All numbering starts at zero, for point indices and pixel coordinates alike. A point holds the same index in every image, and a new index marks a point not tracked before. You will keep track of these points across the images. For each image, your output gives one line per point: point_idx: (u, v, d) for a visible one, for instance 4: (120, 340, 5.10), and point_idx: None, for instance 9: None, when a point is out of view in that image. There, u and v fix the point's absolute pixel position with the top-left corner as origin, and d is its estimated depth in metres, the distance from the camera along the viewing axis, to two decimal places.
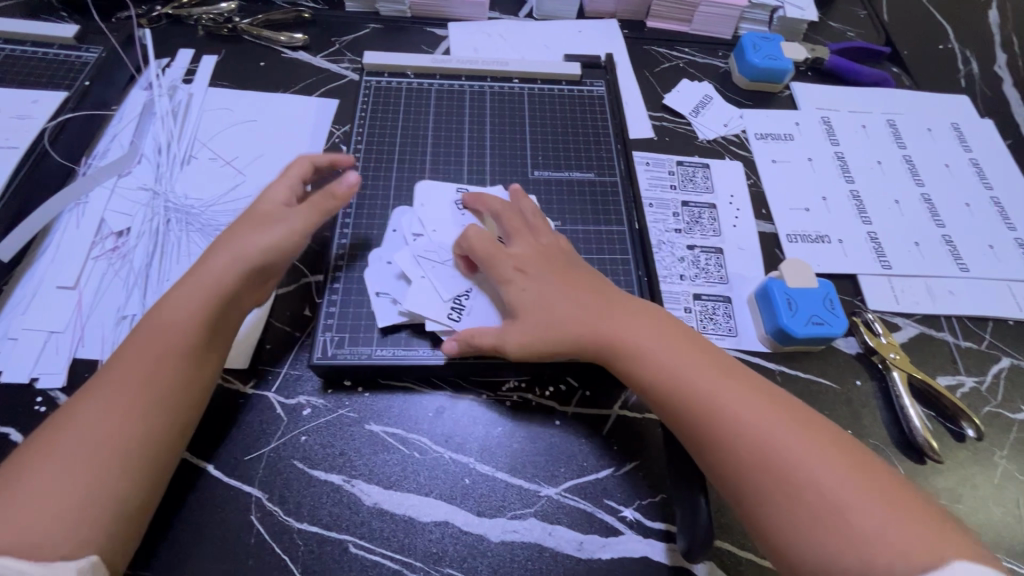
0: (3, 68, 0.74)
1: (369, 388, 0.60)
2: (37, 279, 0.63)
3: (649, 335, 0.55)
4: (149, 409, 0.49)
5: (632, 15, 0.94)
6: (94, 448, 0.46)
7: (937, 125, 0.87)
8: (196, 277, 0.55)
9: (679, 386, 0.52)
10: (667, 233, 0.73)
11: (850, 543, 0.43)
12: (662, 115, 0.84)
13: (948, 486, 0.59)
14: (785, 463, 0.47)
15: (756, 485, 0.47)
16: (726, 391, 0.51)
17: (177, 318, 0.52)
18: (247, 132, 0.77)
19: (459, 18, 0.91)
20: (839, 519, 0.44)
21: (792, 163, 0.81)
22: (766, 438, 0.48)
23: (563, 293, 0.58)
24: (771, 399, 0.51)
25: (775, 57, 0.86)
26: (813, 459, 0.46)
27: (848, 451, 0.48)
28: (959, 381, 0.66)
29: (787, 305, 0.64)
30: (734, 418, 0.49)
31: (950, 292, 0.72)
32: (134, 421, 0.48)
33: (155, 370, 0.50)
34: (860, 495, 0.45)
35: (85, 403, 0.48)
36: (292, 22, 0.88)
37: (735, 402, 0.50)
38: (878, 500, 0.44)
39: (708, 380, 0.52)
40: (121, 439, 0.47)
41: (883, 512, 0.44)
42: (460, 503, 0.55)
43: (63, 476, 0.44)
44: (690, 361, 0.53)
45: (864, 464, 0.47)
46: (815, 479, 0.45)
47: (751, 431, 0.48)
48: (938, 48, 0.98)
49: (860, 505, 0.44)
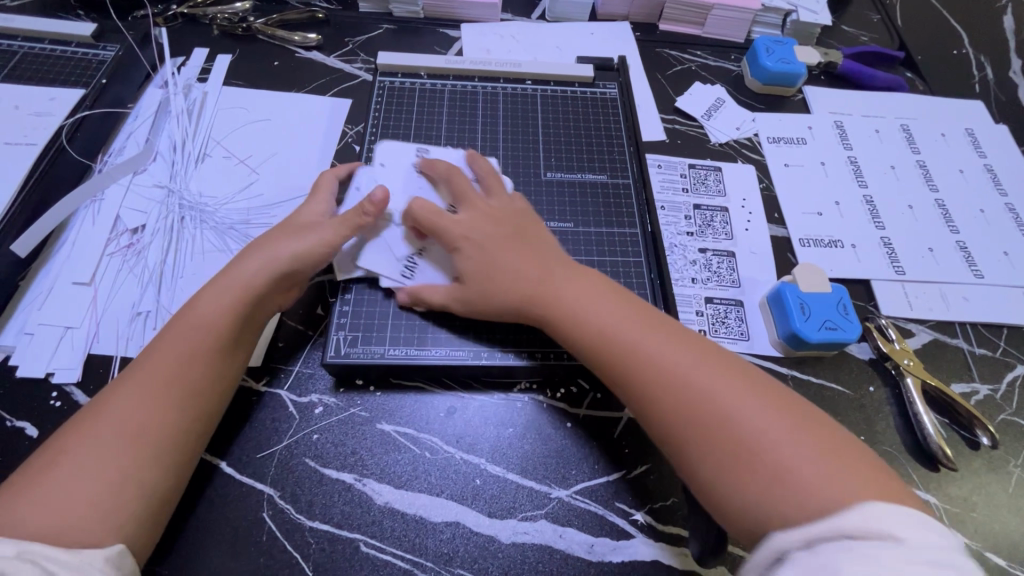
0: (20, 66, 0.75)
1: (381, 388, 0.60)
2: (53, 275, 0.64)
3: (592, 295, 0.55)
4: (175, 405, 0.49)
5: (644, 18, 0.94)
6: (120, 441, 0.46)
7: (951, 131, 0.86)
8: (226, 279, 0.55)
9: (620, 344, 0.52)
10: (679, 236, 0.73)
11: (787, 490, 0.42)
12: (674, 118, 0.84)
13: (962, 495, 0.59)
14: (715, 415, 0.46)
15: (696, 438, 0.46)
16: (666, 347, 0.51)
17: (206, 317, 0.53)
18: (261, 131, 0.77)
19: (471, 19, 0.92)
20: (777, 468, 0.43)
21: (805, 167, 0.81)
22: (705, 391, 0.48)
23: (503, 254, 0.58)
24: (713, 356, 0.51)
25: (788, 60, 0.86)
26: (752, 410, 0.46)
27: (790, 404, 0.47)
28: (973, 388, 0.66)
29: (800, 309, 0.63)
30: (674, 373, 0.49)
31: (964, 298, 0.71)
32: (161, 415, 0.48)
33: (184, 366, 0.50)
34: (799, 445, 0.44)
35: (115, 396, 0.48)
36: (306, 22, 0.88)
37: (674, 357, 0.50)
38: (816, 449, 0.44)
39: (648, 338, 0.52)
40: (148, 432, 0.47)
41: (823, 461, 0.43)
42: (471, 504, 0.55)
43: (89, 466, 0.44)
44: (619, 317, 0.54)
45: (806, 416, 0.47)
46: (755, 429, 0.45)
47: (690, 386, 0.48)
48: (952, 53, 0.97)
49: (798, 454, 0.43)
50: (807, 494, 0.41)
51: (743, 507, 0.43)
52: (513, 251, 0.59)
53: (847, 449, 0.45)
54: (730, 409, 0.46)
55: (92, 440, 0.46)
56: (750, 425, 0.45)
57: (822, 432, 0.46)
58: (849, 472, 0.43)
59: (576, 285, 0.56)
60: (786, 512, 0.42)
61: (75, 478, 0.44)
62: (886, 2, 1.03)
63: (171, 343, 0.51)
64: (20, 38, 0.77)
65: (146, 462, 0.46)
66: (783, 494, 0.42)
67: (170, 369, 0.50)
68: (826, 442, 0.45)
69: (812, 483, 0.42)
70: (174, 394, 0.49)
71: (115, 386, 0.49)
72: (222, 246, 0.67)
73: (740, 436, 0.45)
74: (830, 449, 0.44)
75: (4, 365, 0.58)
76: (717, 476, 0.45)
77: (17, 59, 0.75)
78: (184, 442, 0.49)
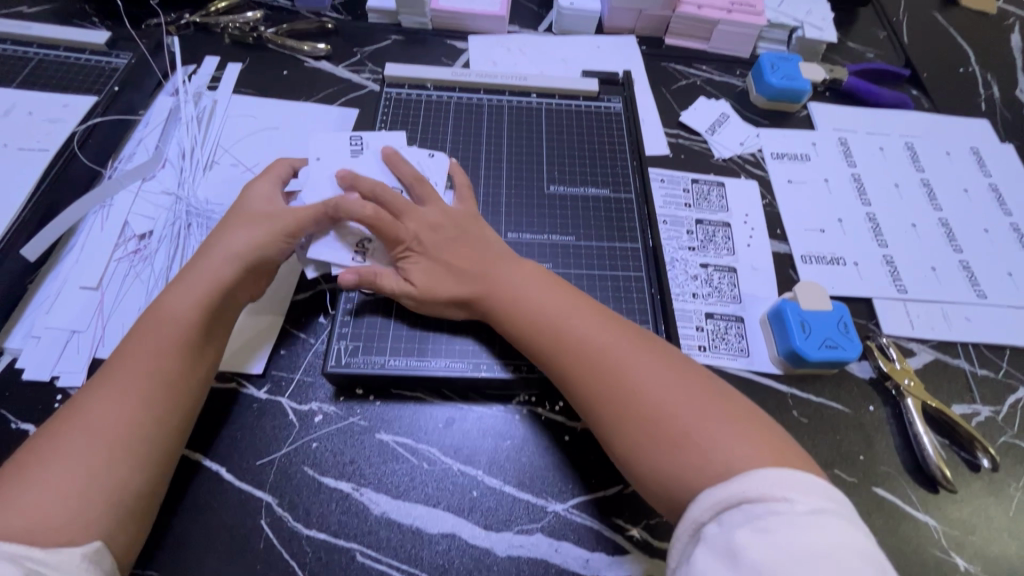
0: (35, 72, 0.76)
1: (381, 398, 0.60)
2: (61, 279, 0.65)
3: (526, 281, 0.58)
4: (149, 395, 0.50)
5: (650, 32, 0.95)
6: (99, 434, 0.47)
7: (956, 149, 0.86)
8: (195, 270, 0.56)
9: (547, 328, 0.56)
10: (680, 251, 0.73)
11: (685, 457, 0.46)
12: (678, 132, 0.85)
13: (962, 517, 0.59)
14: (639, 396, 0.50)
15: (610, 414, 0.51)
16: (589, 331, 0.54)
17: (178, 306, 0.54)
18: (269, 139, 0.78)
19: (478, 31, 0.92)
20: (679, 440, 0.47)
21: (808, 183, 0.81)
22: (625, 374, 0.51)
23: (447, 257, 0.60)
24: (634, 340, 0.54)
25: (793, 77, 0.86)
26: (662, 387, 0.49)
27: (700, 382, 0.51)
28: (975, 410, 0.65)
29: (800, 327, 0.63)
30: (592, 355, 0.53)
31: (966, 318, 0.71)
32: (135, 406, 0.49)
33: (158, 356, 0.51)
34: (703, 418, 0.47)
35: (91, 391, 0.49)
36: (316, 31, 0.89)
37: (595, 341, 0.54)
38: (718, 420, 0.47)
39: (573, 321, 0.55)
40: (125, 426, 0.48)
41: (731, 433, 0.46)
42: (467, 516, 0.55)
43: (68, 461, 0.45)
44: (556, 303, 0.57)
45: (714, 391, 0.50)
46: (662, 405, 0.49)
47: (608, 366, 0.52)
48: (959, 70, 0.97)
49: (700, 425, 0.47)
50: (702, 461, 0.45)
51: (649, 475, 0.47)
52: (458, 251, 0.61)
53: (751, 420, 0.48)
54: (640, 387, 0.50)
55: (71, 435, 0.46)
56: (658, 402, 0.49)
57: (728, 405, 0.49)
58: (746, 439, 0.46)
59: (513, 273, 0.59)
60: (691, 479, 0.45)
61: (55, 474, 0.44)
62: (893, 19, 1.03)
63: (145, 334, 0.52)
64: (36, 45, 0.79)
65: (123, 455, 0.47)
66: (682, 462, 0.46)
67: (142, 358, 0.51)
68: (729, 414, 0.48)
69: (708, 450, 0.45)
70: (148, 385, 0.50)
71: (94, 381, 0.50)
72: None
73: (648, 412, 0.49)
74: (732, 419, 0.47)
75: (10, 367, 0.59)
76: (629, 448, 0.49)
77: (32, 66, 0.77)
78: (160, 436, 0.49)
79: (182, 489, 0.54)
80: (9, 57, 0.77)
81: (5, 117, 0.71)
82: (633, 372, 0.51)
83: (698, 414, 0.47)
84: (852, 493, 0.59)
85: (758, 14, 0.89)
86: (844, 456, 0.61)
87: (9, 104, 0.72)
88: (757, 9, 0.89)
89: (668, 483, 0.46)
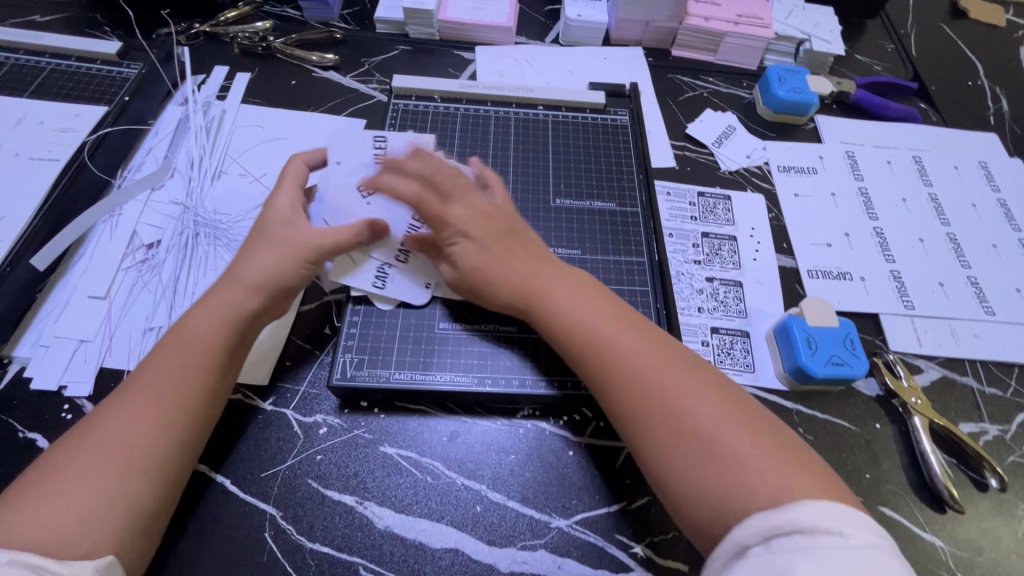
0: (47, 82, 0.77)
1: (385, 410, 0.61)
2: (70, 288, 0.65)
3: (572, 286, 0.57)
4: (170, 410, 0.49)
5: (657, 43, 0.95)
6: (117, 447, 0.47)
7: (964, 163, 0.86)
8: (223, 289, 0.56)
9: (589, 337, 0.54)
10: (686, 264, 0.73)
11: (719, 482, 0.44)
12: (684, 144, 0.85)
13: (969, 538, 0.58)
14: (683, 418, 0.48)
15: (645, 430, 0.49)
16: (633, 343, 0.53)
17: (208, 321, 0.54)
18: (277, 149, 0.79)
19: (485, 42, 0.93)
20: (714, 464, 0.45)
21: (815, 197, 0.80)
22: (668, 394, 0.49)
23: (491, 245, 0.60)
24: (678, 355, 0.52)
25: (800, 89, 0.86)
26: (704, 407, 0.47)
27: (744, 407, 0.48)
28: (983, 428, 0.65)
29: (807, 343, 0.63)
30: (634, 369, 0.51)
31: (974, 335, 0.70)
32: (155, 421, 0.48)
33: (182, 370, 0.51)
34: (744, 445, 0.45)
35: (116, 406, 0.49)
36: (324, 42, 0.90)
37: (638, 354, 0.52)
38: (759, 450, 0.45)
39: (617, 332, 0.54)
40: (142, 440, 0.47)
41: (777, 466, 0.44)
42: (471, 531, 0.55)
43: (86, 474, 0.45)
44: (597, 315, 0.55)
45: (758, 419, 0.48)
46: (701, 426, 0.47)
47: (648, 381, 0.50)
48: (967, 84, 0.97)
49: (739, 452, 0.45)
50: (739, 489, 0.43)
51: (679, 496, 0.46)
52: (500, 242, 0.60)
53: (795, 452, 0.46)
54: (679, 405, 0.48)
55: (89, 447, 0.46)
56: (697, 423, 0.47)
57: (772, 434, 0.47)
58: (789, 472, 0.44)
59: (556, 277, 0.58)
60: (730, 510, 0.43)
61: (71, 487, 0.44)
62: (901, 32, 1.03)
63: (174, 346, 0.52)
64: (48, 55, 0.80)
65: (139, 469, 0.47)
66: (717, 487, 0.44)
67: (168, 371, 0.51)
68: (772, 444, 0.45)
69: (746, 478, 0.43)
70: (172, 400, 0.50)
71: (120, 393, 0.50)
72: None
73: (686, 431, 0.47)
74: (775, 451, 0.45)
75: (18, 376, 0.60)
76: (661, 467, 0.48)
77: (45, 75, 0.77)
78: (177, 450, 0.49)
79: (186, 500, 0.54)
80: (21, 66, 0.78)
81: (17, 126, 0.72)
82: (675, 388, 0.49)
83: (740, 440, 0.45)
84: None
85: (766, 26, 0.89)
86: (849, 473, 0.61)
87: (22, 113, 0.73)
88: (764, 21, 0.89)
89: (698, 506, 0.45)
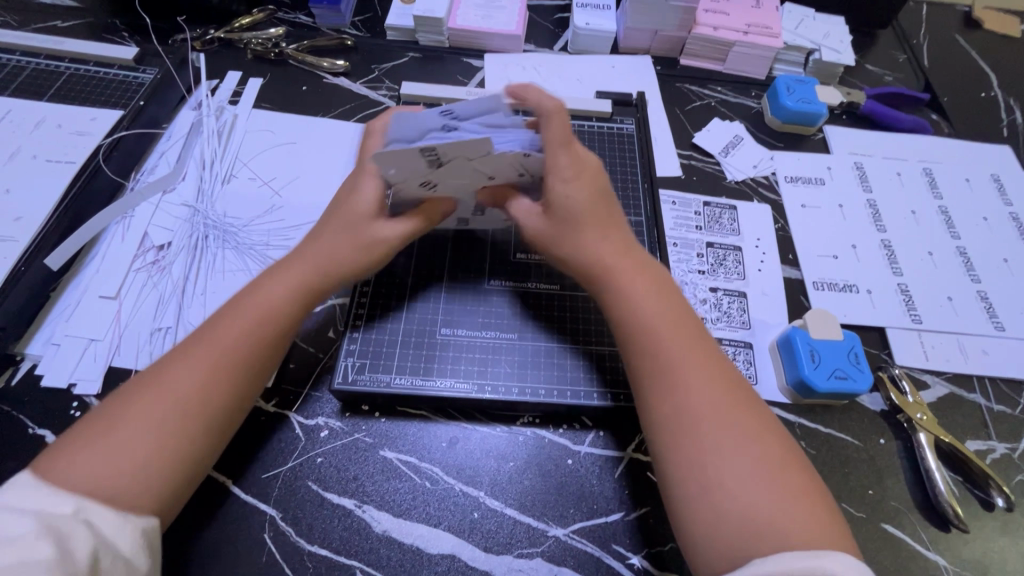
0: (66, 86, 0.79)
1: (386, 414, 0.61)
2: (82, 287, 0.67)
3: (643, 297, 0.55)
4: (230, 382, 0.49)
5: (665, 52, 0.95)
6: (179, 409, 0.46)
7: (976, 176, 0.85)
8: (270, 281, 0.54)
9: (647, 357, 0.53)
10: (690, 274, 0.73)
11: (745, 520, 0.44)
12: (691, 153, 0.85)
13: (973, 558, 0.57)
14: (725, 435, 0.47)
15: (684, 454, 0.48)
16: (692, 367, 0.51)
17: (267, 301, 0.53)
18: (287, 153, 0.80)
19: (493, 50, 0.94)
20: (742, 499, 0.45)
21: (822, 209, 0.80)
22: (709, 410, 0.49)
23: (594, 198, 0.57)
24: (730, 380, 0.51)
25: (809, 101, 0.85)
26: (741, 433, 0.48)
27: (780, 441, 0.48)
28: (990, 446, 0.64)
29: (809, 356, 0.62)
30: (689, 393, 0.50)
31: (983, 351, 0.69)
32: (219, 389, 0.49)
33: (243, 349, 0.50)
34: (772, 481, 0.45)
35: (174, 371, 0.48)
36: (336, 48, 0.91)
37: (693, 380, 0.51)
38: (786, 488, 0.45)
39: (678, 352, 0.52)
40: (204, 406, 0.47)
41: (796, 497, 0.45)
42: (468, 538, 0.55)
43: (144, 432, 0.45)
44: (657, 323, 0.54)
45: (790, 453, 0.48)
46: (739, 457, 0.46)
47: (699, 410, 0.49)
48: (980, 95, 0.96)
49: (767, 487, 0.45)
50: (762, 528, 0.43)
51: (699, 527, 0.45)
52: (600, 199, 0.58)
53: (820, 494, 0.46)
54: (722, 434, 0.48)
55: (147, 409, 0.46)
56: (734, 453, 0.47)
57: (801, 470, 0.47)
58: (811, 511, 0.44)
59: (635, 278, 0.56)
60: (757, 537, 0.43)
61: (128, 444, 0.44)
62: (913, 42, 1.02)
63: (230, 322, 0.51)
64: (67, 60, 0.82)
65: (194, 436, 0.47)
66: (748, 526, 0.43)
67: (225, 346, 0.50)
68: (800, 483, 0.46)
69: (770, 517, 0.44)
70: (231, 372, 0.49)
71: (170, 359, 0.49)
72: (243, 266, 0.70)
73: (722, 460, 0.46)
74: (801, 491, 0.46)
75: (30, 373, 0.61)
76: (686, 494, 0.47)
77: (63, 80, 0.79)
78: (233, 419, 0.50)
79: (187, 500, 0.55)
80: (41, 71, 0.80)
81: (36, 129, 0.74)
82: (723, 416, 0.48)
83: (771, 478, 0.46)
84: (859, 528, 0.58)
85: (776, 36, 0.89)
86: (852, 489, 0.60)
87: (42, 117, 0.75)
88: (774, 31, 0.89)
89: (718, 541, 0.44)
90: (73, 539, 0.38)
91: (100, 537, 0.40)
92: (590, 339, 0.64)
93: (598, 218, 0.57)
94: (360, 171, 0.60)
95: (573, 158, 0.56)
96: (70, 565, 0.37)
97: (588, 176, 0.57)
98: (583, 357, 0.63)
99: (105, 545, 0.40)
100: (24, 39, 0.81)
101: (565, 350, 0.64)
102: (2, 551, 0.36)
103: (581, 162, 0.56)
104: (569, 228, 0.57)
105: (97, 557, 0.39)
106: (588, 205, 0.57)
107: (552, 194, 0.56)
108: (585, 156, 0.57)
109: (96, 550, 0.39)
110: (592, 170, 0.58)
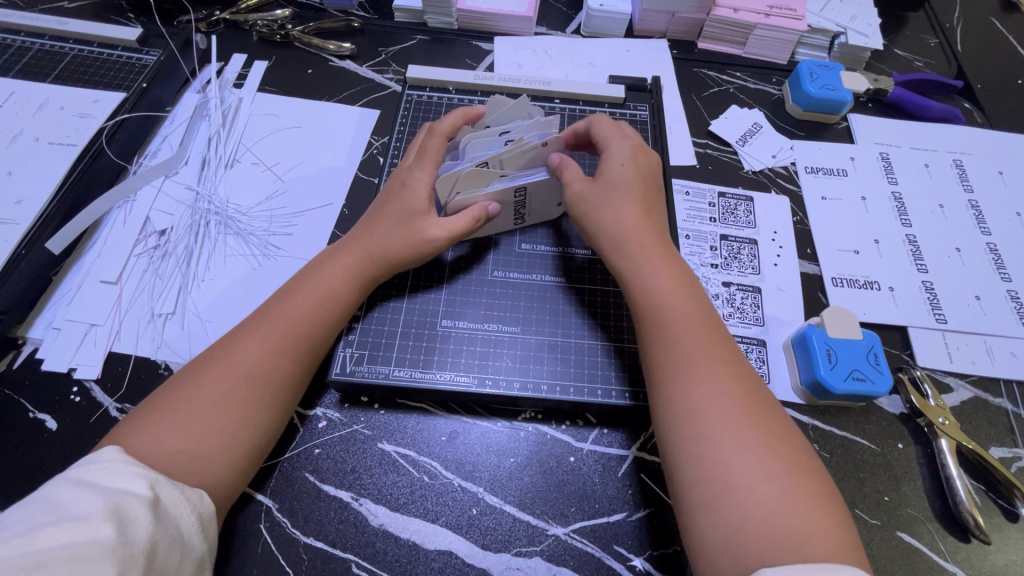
0: (68, 68, 0.78)
1: (385, 406, 0.60)
2: (84, 272, 0.67)
3: (651, 296, 0.54)
4: (291, 363, 0.53)
5: (683, 35, 0.91)
6: (240, 384, 0.50)
7: (1010, 169, 0.80)
8: (314, 281, 0.57)
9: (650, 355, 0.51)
10: (702, 268, 0.70)
11: (754, 531, 0.41)
12: (707, 141, 0.81)
13: (994, 570, 0.54)
14: (738, 438, 0.45)
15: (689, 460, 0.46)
16: (698, 366, 0.50)
17: (325, 284, 0.57)
18: (291, 137, 0.78)
19: (504, 32, 0.90)
20: (751, 505, 0.42)
21: (844, 201, 0.76)
22: (720, 406, 0.47)
23: (642, 179, 0.61)
24: (736, 380, 0.49)
25: (832, 87, 0.81)
26: (752, 438, 0.46)
27: (788, 445, 0.46)
28: (1016, 454, 0.61)
29: (826, 356, 0.60)
30: (692, 390, 0.48)
31: (1012, 354, 0.66)
32: (279, 367, 0.52)
33: (294, 334, 0.53)
34: (782, 489, 0.43)
35: (240, 353, 0.52)
36: (342, 30, 0.88)
37: (699, 380, 0.49)
38: (796, 495, 0.43)
39: (679, 353, 0.50)
40: (260, 381, 0.51)
41: (806, 512, 0.42)
42: (465, 533, 0.54)
43: (205, 405, 0.48)
44: (676, 316, 0.53)
45: (801, 459, 0.46)
46: (746, 459, 0.44)
47: (703, 411, 0.47)
48: (1017, 82, 0.90)
49: (776, 495, 0.43)
50: (777, 535, 0.41)
51: (707, 536, 0.43)
52: (647, 181, 0.61)
53: (836, 509, 0.44)
54: (729, 435, 0.46)
55: (213, 384, 0.49)
56: (743, 453, 0.45)
57: (812, 477, 0.45)
58: (825, 520, 0.42)
59: (640, 267, 0.55)
60: (766, 549, 0.41)
61: (189, 420, 0.47)
62: (946, 26, 0.96)
63: (291, 303, 0.55)
64: (71, 40, 0.81)
65: (254, 413, 0.50)
66: (758, 537, 0.41)
67: (282, 328, 0.53)
68: (813, 490, 0.44)
69: (780, 529, 0.41)
70: (291, 351, 0.53)
71: (234, 337, 0.53)
72: (244, 253, 0.69)
73: (731, 462, 0.44)
74: (811, 499, 0.43)
75: (31, 357, 0.61)
76: (694, 498, 0.45)
77: (66, 62, 0.79)
78: (289, 398, 0.53)
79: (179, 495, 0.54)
80: (46, 52, 0.79)
81: (39, 111, 0.73)
82: (728, 416, 0.47)
83: (779, 486, 0.43)
84: (873, 536, 0.55)
85: (799, 18, 0.84)
86: (867, 496, 0.57)
87: (47, 99, 0.74)
88: (798, 13, 0.85)
89: (729, 549, 0.42)
90: (134, 524, 0.39)
91: (160, 523, 0.41)
92: (596, 333, 0.62)
93: (641, 193, 0.60)
94: (417, 163, 0.62)
95: (631, 146, 0.62)
96: (128, 551, 0.38)
97: (643, 162, 0.62)
98: (589, 352, 0.61)
99: (165, 530, 0.41)
100: (30, 20, 0.80)
101: (570, 344, 0.62)
102: (66, 527, 0.37)
103: (638, 152, 0.62)
104: (604, 193, 0.59)
105: (154, 544, 0.40)
106: (635, 180, 0.60)
107: (607, 164, 0.61)
108: (644, 146, 0.64)
109: (154, 536, 0.40)
110: (649, 159, 0.62)
